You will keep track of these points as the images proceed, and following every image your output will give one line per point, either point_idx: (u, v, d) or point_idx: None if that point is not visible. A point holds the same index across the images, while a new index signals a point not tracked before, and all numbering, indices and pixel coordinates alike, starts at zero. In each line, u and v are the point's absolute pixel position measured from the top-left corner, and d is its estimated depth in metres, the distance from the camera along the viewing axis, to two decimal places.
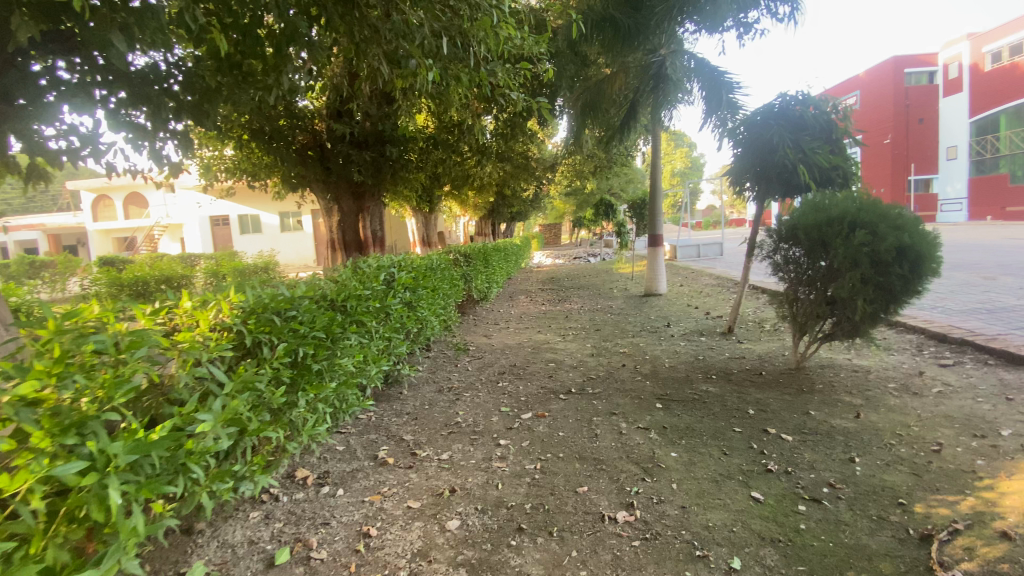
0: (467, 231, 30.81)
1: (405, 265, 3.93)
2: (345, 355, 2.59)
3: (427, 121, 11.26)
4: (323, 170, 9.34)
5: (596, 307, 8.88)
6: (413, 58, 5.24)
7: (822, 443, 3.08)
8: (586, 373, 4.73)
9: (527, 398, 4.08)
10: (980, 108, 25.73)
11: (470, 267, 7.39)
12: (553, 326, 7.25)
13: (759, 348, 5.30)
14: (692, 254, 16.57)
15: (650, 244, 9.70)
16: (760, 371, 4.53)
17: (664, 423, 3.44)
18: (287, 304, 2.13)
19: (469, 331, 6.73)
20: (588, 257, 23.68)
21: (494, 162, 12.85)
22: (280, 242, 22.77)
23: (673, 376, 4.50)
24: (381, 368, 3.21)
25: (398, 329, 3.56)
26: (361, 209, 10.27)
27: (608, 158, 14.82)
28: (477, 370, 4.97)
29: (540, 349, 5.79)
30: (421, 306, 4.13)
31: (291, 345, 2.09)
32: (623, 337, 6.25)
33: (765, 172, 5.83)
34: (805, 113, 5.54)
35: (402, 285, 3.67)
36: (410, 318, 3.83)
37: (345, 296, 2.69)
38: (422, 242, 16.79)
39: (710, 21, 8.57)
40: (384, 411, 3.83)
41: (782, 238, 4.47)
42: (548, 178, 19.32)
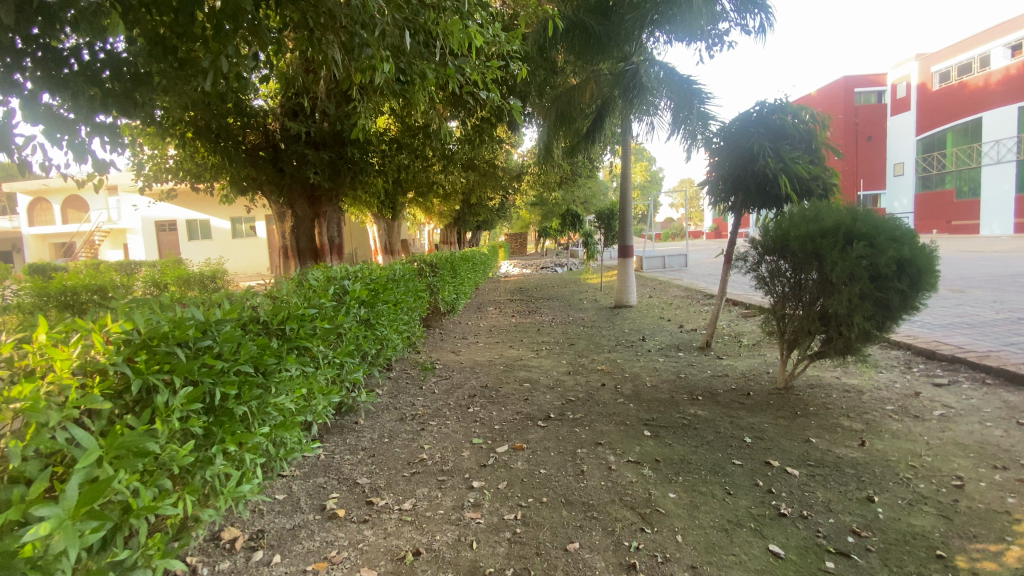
0: (431, 240, 30.22)
1: (361, 277, 3.44)
2: (281, 391, 2.09)
3: (390, 124, 10.73)
4: (276, 172, 8.72)
5: (568, 319, 8.52)
6: (370, 47, 4.76)
7: (833, 478, 2.78)
8: (565, 395, 4.33)
9: (501, 427, 3.64)
10: (926, 126, 27.16)
11: (436, 278, 6.89)
12: (524, 340, 6.83)
13: (741, 364, 5.04)
14: (658, 265, 16.57)
15: (621, 254, 9.46)
16: (747, 392, 4.24)
17: (656, 455, 3.07)
18: (199, 332, 1.63)
19: (435, 346, 6.23)
20: (555, 267, 23.45)
21: (459, 169, 12.43)
22: (233, 250, 21.55)
23: (657, 398, 4.15)
24: (332, 400, 2.72)
25: (352, 352, 3.07)
26: (317, 214, 9.71)
27: (576, 166, 14.63)
28: (444, 393, 4.50)
29: (512, 367, 5.36)
30: (380, 324, 3.65)
31: (202, 386, 1.59)
32: (599, 353, 5.89)
33: (743, 181, 5.63)
34: (784, 121, 5.37)
35: (357, 299, 3.17)
36: (367, 338, 3.34)
37: (284, 317, 2.20)
38: (385, 250, 16.15)
39: (681, 30, 8.45)
40: (334, 446, 3.31)
41: (768, 250, 4.24)
42: (515, 187, 19.07)
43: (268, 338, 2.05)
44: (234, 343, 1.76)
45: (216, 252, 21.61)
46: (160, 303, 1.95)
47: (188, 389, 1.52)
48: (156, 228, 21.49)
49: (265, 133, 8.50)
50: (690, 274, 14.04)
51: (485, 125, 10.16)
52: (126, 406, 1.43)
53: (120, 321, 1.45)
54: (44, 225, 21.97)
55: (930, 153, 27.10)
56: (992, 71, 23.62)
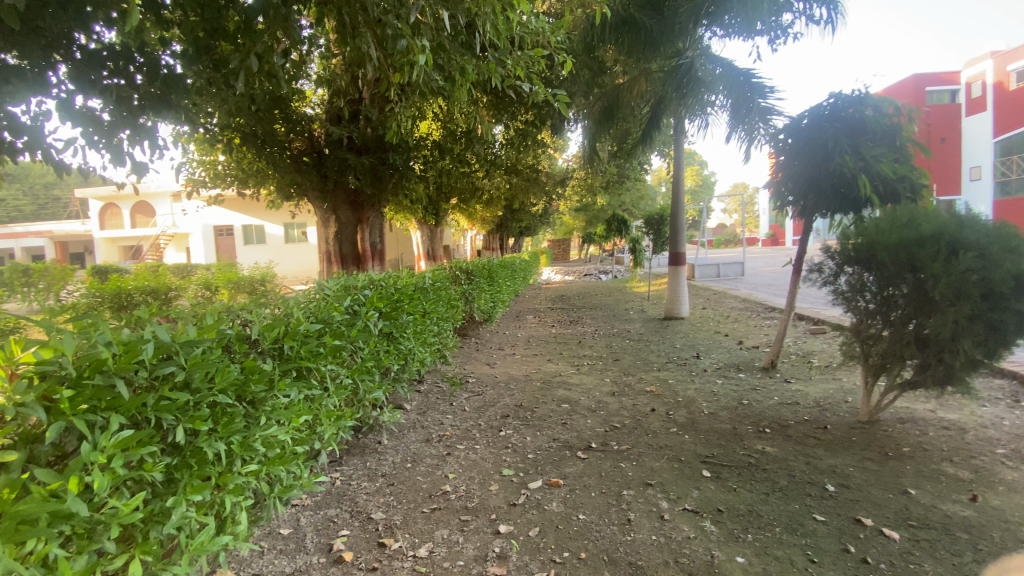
0: (474, 246, 30.22)
1: (387, 285, 3.14)
2: (274, 422, 1.78)
3: (432, 129, 10.60)
4: (319, 177, 8.67)
5: (613, 331, 8.01)
6: (404, 38, 4.51)
7: (946, 545, 2.21)
8: (608, 420, 3.89)
9: (535, 456, 3.24)
10: (1002, 129, 24.13)
11: (472, 286, 6.58)
12: (565, 353, 6.40)
13: (812, 391, 4.43)
14: (711, 274, 15.65)
15: (671, 262, 8.87)
16: (824, 425, 3.66)
17: (719, 504, 2.60)
18: (152, 359, 1.34)
19: (469, 358, 5.90)
20: (600, 274, 22.81)
21: (502, 174, 12.14)
22: (284, 254, 22.20)
23: (716, 430, 3.65)
24: (346, 425, 2.42)
25: (371, 370, 2.76)
26: (360, 220, 9.61)
27: (622, 169, 14.06)
28: (475, 411, 4.15)
29: (550, 384, 4.95)
30: (407, 336, 3.34)
31: (151, 425, 1.30)
32: (646, 371, 5.40)
33: (816, 183, 5.01)
34: (863, 115, 4.71)
35: (375, 310, 2.83)
36: (389, 352, 3.03)
37: (280, 334, 1.89)
38: (427, 256, 16.12)
39: (740, 23, 7.83)
40: (352, 471, 3.01)
41: (851, 262, 3.65)
42: (558, 193, 18.67)
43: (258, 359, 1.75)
44: (203, 370, 1.45)
45: (268, 256, 22.33)
46: (137, 317, 1.70)
47: (125, 431, 1.22)
48: (214, 233, 22.42)
49: (310, 139, 8.51)
50: (746, 284, 13.12)
51: (529, 127, 9.82)
52: (46, 450, 1.15)
53: (41, 348, 1.17)
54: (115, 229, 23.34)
55: (1008, 158, 23.58)
56: None
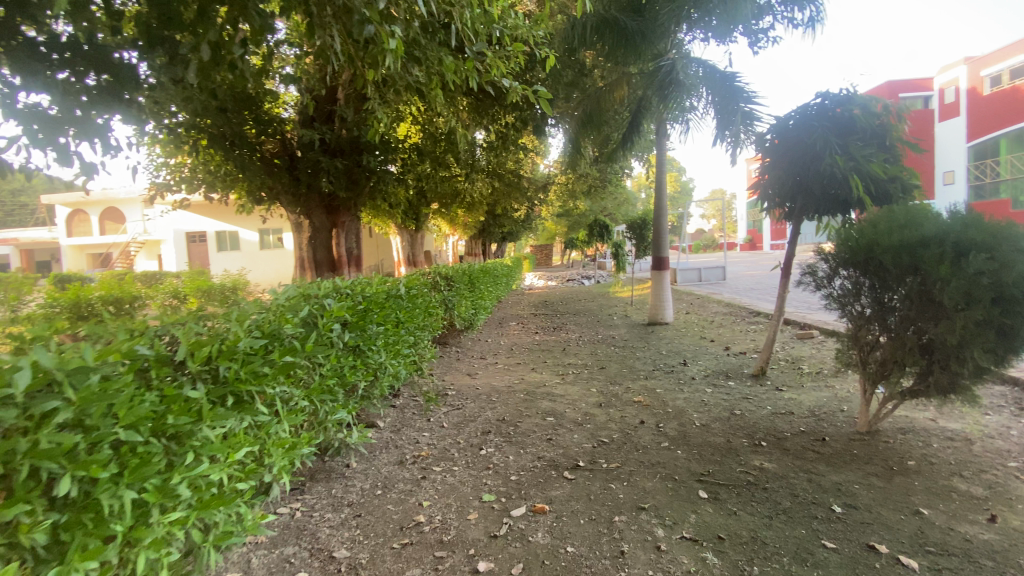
0: (455, 252, 29.89)
1: (355, 292, 2.85)
2: (199, 460, 1.50)
3: (411, 131, 10.31)
4: (292, 180, 8.35)
5: (597, 337, 7.80)
6: (372, 22, 4.21)
7: (970, 574, 2.01)
8: (595, 435, 3.64)
9: (519, 479, 2.99)
10: (974, 134, 24.36)
11: (452, 292, 6.30)
12: (549, 362, 6.15)
13: (806, 399, 4.26)
14: (693, 279, 15.61)
15: (655, 266, 8.71)
16: (822, 437, 3.47)
17: (720, 530, 2.37)
18: (18, 395, 1.10)
19: (448, 369, 5.62)
20: (583, 279, 22.65)
21: (484, 178, 11.90)
22: (259, 261, 21.59)
23: (711, 444, 3.44)
24: (304, 451, 2.14)
25: (333, 387, 2.47)
26: (336, 224, 9.27)
27: (604, 173, 13.90)
28: (453, 427, 3.87)
29: (535, 395, 4.69)
30: (378, 348, 3.07)
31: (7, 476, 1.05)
32: (634, 380, 5.17)
33: (804, 184, 4.88)
34: (851, 115, 4.58)
35: (340, 321, 2.54)
36: (357, 367, 2.75)
37: (213, 353, 1.60)
38: (407, 262, 15.80)
39: (722, 24, 7.72)
40: (314, 500, 2.71)
41: (850, 265, 3.49)
42: (540, 198, 18.51)
43: (184, 385, 1.46)
44: (95, 405, 1.18)
45: (243, 263, 21.70)
46: (34, 335, 1.42)
47: None
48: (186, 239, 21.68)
49: (283, 142, 8.27)
50: (730, 288, 13.02)
51: (509, 129, 9.61)
52: None
53: None
54: (82, 236, 22.46)
55: (982, 161, 24.08)
56: None
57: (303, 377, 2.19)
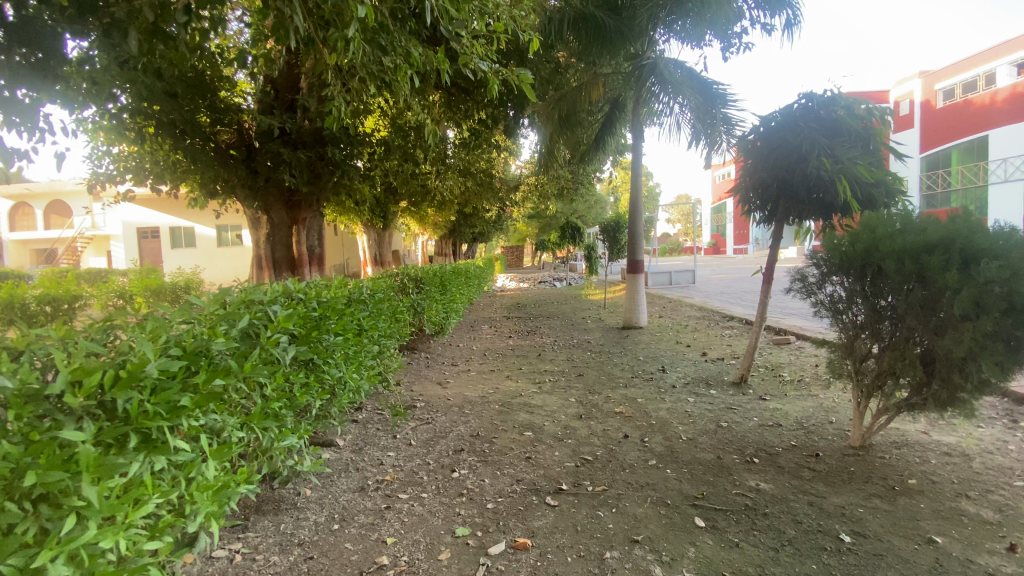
0: (424, 252, 29.27)
1: (311, 297, 2.48)
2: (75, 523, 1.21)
3: (378, 124, 9.83)
4: (249, 172, 7.79)
5: (572, 342, 7.54)
6: None
7: None
8: (577, 452, 3.36)
9: (495, 507, 2.67)
10: (929, 144, 25.30)
11: (421, 295, 5.91)
12: (523, 368, 5.84)
13: (792, 409, 4.10)
14: (664, 282, 15.59)
15: (630, 269, 8.53)
16: (816, 453, 3.29)
17: (724, 567, 2.12)
18: None
19: (417, 377, 5.24)
20: (554, 281, 22.46)
21: (455, 176, 11.51)
22: (216, 259, 20.54)
23: (700, 461, 3.20)
24: (242, 492, 1.81)
25: (279, 407, 2.11)
26: (296, 221, 8.73)
27: (577, 175, 13.70)
28: (422, 445, 3.53)
29: (510, 406, 4.37)
30: (338, 359, 2.71)
31: None
32: (613, 388, 4.92)
33: (789, 188, 4.72)
34: (837, 116, 4.45)
35: (290, 332, 2.17)
36: (313, 384, 2.38)
37: (105, 382, 1.26)
38: (374, 261, 15.25)
39: (696, 26, 7.63)
40: (259, 540, 2.33)
41: (846, 271, 3.32)
42: (511, 198, 18.22)
43: (60, 431, 1.14)
44: None
45: (198, 260, 20.60)
46: None
47: None
48: (137, 234, 20.40)
49: (240, 132, 7.71)
50: (701, 292, 13.03)
51: (481, 126, 9.28)
52: None
53: None
54: (23, 230, 20.94)
55: (934, 171, 24.76)
56: (998, 88, 21.59)
57: (240, 401, 1.84)
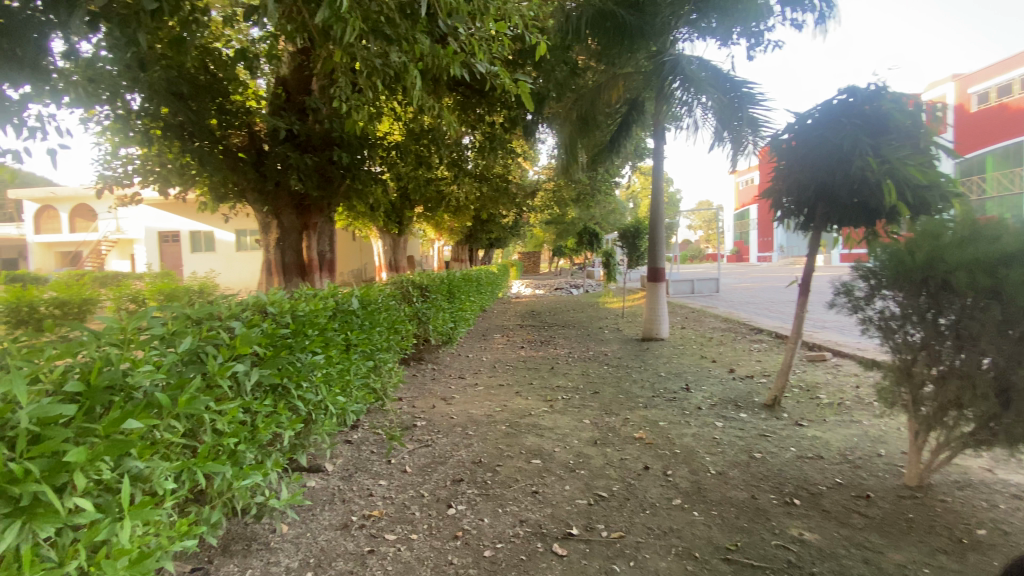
0: (440, 258, 29.00)
1: (287, 310, 2.17)
2: None
3: (392, 127, 9.61)
4: (258, 176, 7.59)
5: (588, 354, 7.14)
6: None
7: None
8: (590, 487, 2.99)
9: (494, 555, 2.31)
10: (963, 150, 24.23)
11: (427, 304, 5.60)
12: (534, 384, 5.47)
13: (834, 438, 3.65)
14: (685, 290, 15.09)
15: (649, 277, 8.11)
16: (866, 493, 2.85)
17: None
18: None
19: (421, 392, 4.92)
20: (571, 288, 22.05)
21: (470, 181, 11.23)
22: (235, 263, 20.68)
23: (732, 501, 2.79)
24: (180, 550, 1.50)
25: (235, 442, 1.80)
26: (306, 226, 8.50)
27: (594, 180, 13.34)
28: (419, 473, 3.20)
29: (518, 428, 4.01)
30: (319, 380, 2.39)
31: None
32: (631, 409, 4.53)
33: (828, 191, 4.28)
34: (885, 112, 4.00)
35: (253, 354, 1.86)
36: (284, 412, 2.06)
37: None
38: (388, 267, 15.09)
39: (723, 24, 7.20)
40: None
41: (902, 285, 2.91)
42: (528, 204, 17.93)
43: None
44: None
45: (217, 264, 20.72)
46: None
47: None
48: (157, 239, 20.66)
49: (251, 134, 7.55)
50: (725, 302, 12.48)
51: (497, 129, 9.00)
52: None
53: None
54: (50, 233, 21.39)
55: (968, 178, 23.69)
56: None
57: (179, 441, 1.54)
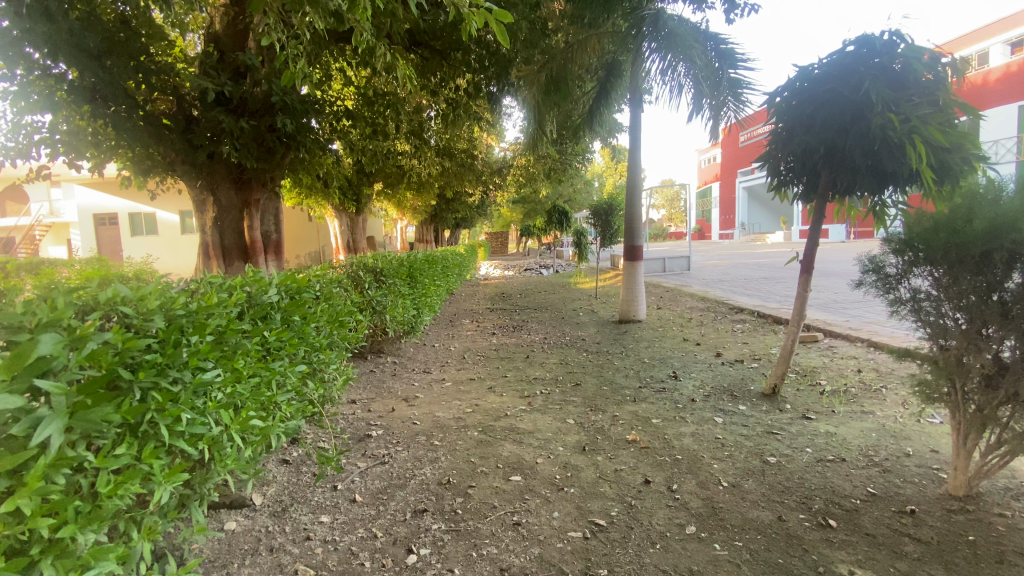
0: (404, 240, 27.83)
1: (154, 307, 1.50)
2: None
3: (343, 92, 8.65)
4: (189, 145, 6.61)
5: (565, 340, 6.59)
6: None
7: None
8: (584, 513, 2.44)
9: None
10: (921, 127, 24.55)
11: (383, 291, 4.91)
12: (508, 376, 4.89)
13: (851, 435, 3.23)
14: (657, 269, 14.78)
15: (626, 256, 7.63)
16: (908, 508, 2.42)
17: None
18: None
19: (378, 392, 4.28)
20: (540, 269, 21.50)
21: (432, 154, 10.39)
22: (181, 248, 19.18)
23: (757, 525, 2.30)
24: None
25: (52, 527, 1.18)
26: (247, 203, 7.60)
27: (564, 155, 12.72)
28: (373, 503, 2.58)
29: (493, 433, 3.42)
30: (218, 402, 1.73)
31: None
32: (618, 404, 4.01)
33: (838, 155, 3.77)
34: (905, 64, 3.47)
35: (80, 385, 1.23)
36: (152, 462, 1.42)
37: None
38: (347, 249, 14.15)
39: None
40: None
41: (950, 260, 2.43)
42: (495, 182, 17.20)
43: None
44: None
45: (159, 249, 19.05)
46: None
47: None
48: (93, 221, 18.58)
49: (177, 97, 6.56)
50: (698, 280, 12.22)
51: (461, 95, 8.26)
52: None
53: None
54: None
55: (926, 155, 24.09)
56: (991, 68, 20.76)
57: None
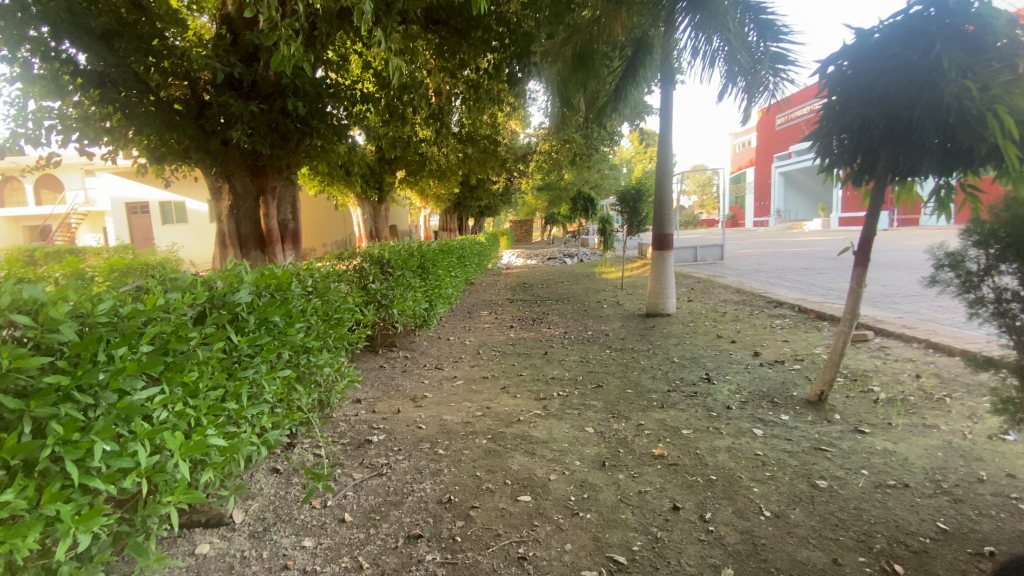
0: (428, 228, 27.59)
1: (60, 318, 1.26)
2: None
3: (360, 74, 8.36)
4: (201, 132, 6.45)
5: (587, 335, 6.22)
6: None
7: None
8: (600, 546, 2.11)
9: None
10: None
11: (391, 283, 4.63)
12: (524, 375, 4.57)
13: (914, 454, 2.80)
14: (687, 258, 14.17)
15: (655, 245, 7.16)
16: (990, 551, 2.01)
17: None
18: None
19: (384, 391, 4.02)
20: (565, 258, 21.04)
21: (453, 139, 10.05)
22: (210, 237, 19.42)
23: (805, 570, 1.93)
24: None
25: None
26: (263, 191, 7.43)
27: (590, 139, 12.20)
28: (363, 524, 2.30)
29: (503, 443, 3.11)
30: (160, 424, 1.49)
31: None
32: (643, 410, 3.64)
33: (902, 131, 3.26)
34: (989, 20, 2.92)
35: None
36: (54, 506, 1.20)
37: None
38: (369, 237, 14.00)
39: None
40: None
41: None
42: (518, 168, 16.76)
43: None
44: None
45: (189, 238, 19.33)
46: None
47: None
48: (125, 210, 18.93)
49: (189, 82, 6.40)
50: (731, 271, 11.61)
51: (482, 77, 7.86)
52: None
53: None
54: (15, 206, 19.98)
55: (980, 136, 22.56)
56: None
57: None
